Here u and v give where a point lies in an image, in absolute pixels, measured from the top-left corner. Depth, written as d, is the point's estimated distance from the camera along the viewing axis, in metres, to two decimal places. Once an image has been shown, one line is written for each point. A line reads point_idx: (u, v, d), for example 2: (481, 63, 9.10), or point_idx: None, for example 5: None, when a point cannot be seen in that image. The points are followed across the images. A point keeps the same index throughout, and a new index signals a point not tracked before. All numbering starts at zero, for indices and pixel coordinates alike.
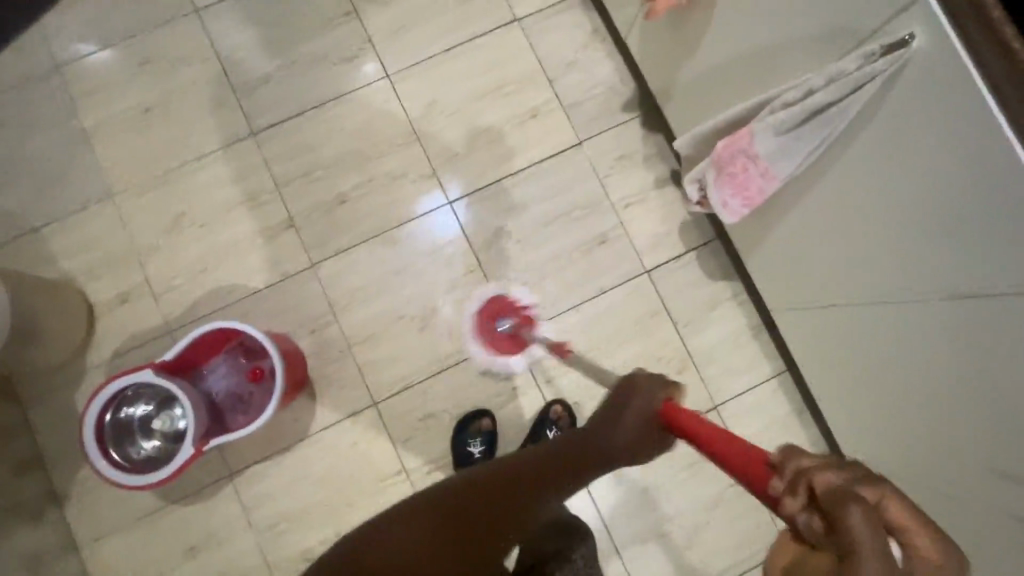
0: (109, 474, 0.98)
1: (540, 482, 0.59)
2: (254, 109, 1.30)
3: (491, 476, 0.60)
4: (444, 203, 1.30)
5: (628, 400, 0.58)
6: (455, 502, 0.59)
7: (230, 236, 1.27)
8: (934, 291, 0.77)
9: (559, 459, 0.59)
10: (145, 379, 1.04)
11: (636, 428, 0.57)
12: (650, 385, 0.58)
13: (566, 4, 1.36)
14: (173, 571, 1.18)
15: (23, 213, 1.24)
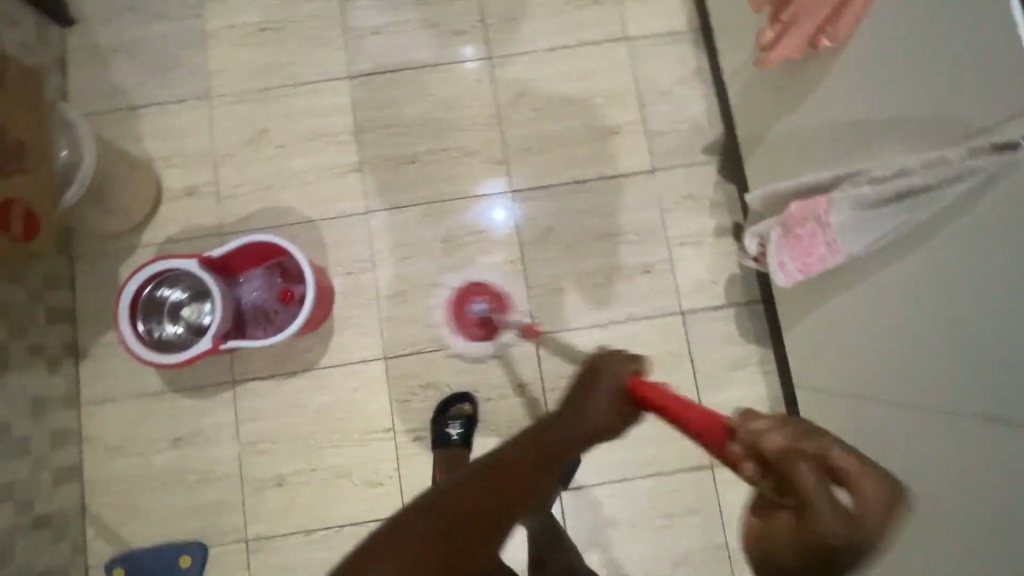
0: (132, 344, 1.03)
1: (517, 491, 0.53)
2: (358, 54, 1.36)
3: (479, 490, 0.52)
4: (502, 190, 1.32)
5: (598, 380, 0.59)
6: (432, 535, 0.51)
7: (301, 163, 1.32)
8: (972, 410, 0.73)
9: (533, 457, 0.55)
10: (189, 268, 1.10)
11: (609, 404, 0.59)
12: (618, 360, 0.61)
13: (676, 36, 1.37)
14: (156, 454, 1.22)
15: (127, 89, 1.33)
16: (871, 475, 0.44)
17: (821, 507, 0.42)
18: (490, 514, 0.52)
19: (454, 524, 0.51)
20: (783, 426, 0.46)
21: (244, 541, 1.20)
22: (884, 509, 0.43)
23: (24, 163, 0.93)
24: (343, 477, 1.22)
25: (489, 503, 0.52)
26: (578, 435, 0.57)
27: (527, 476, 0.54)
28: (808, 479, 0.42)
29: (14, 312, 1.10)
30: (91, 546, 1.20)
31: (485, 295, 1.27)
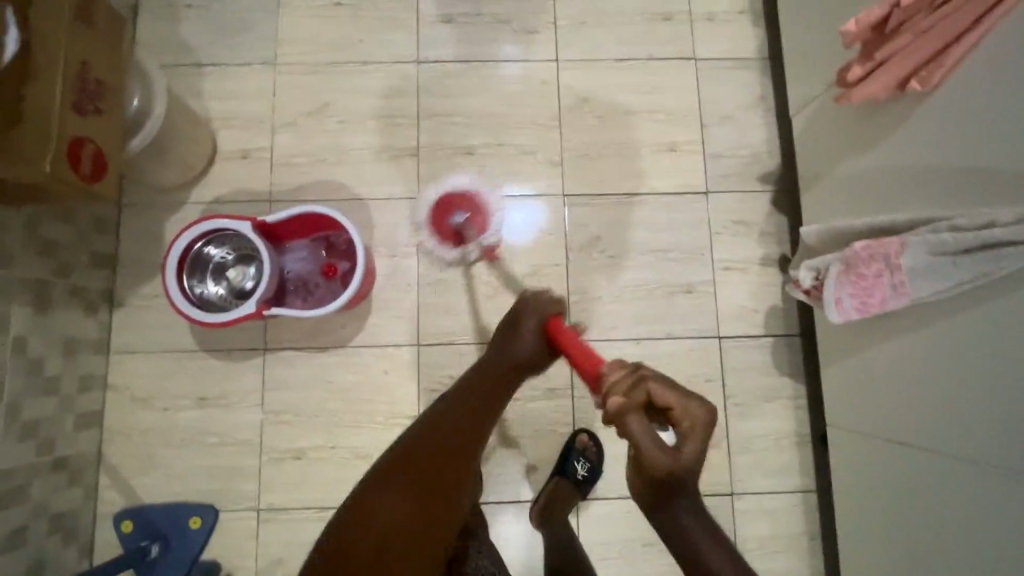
0: (177, 298, 1.03)
1: (468, 424, 0.66)
2: (427, 40, 1.36)
3: (432, 435, 0.64)
4: (523, 194, 1.32)
5: (521, 320, 0.77)
6: (417, 455, 0.62)
7: (358, 141, 1.32)
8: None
9: (467, 399, 0.69)
10: (242, 229, 1.10)
11: (532, 336, 0.76)
12: (536, 305, 0.79)
13: (745, 62, 1.37)
14: (178, 411, 1.22)
15: (195, 45, 1.33)
16: (688, 405, 0.57)
17: (646, 442, 0.55)
18: (459, 428, 0.66)
19: (430, 439, 0.64)
20: (629, 381, 0.60)
21: (255, 510, 1.19)
22: (698, 437, 0.56)
23: (102, 104, 0.93)
24: (362, 459, 1.21)
25: (453, 420, 0.66)
26: (509, 364, 0.74)
27: (473, 398, 0.70)
28: (633, 421, 0.56)
29: (61, 251, 1.10)
30: (102, 495, 1.19)
31: (466, 207, 1.20)
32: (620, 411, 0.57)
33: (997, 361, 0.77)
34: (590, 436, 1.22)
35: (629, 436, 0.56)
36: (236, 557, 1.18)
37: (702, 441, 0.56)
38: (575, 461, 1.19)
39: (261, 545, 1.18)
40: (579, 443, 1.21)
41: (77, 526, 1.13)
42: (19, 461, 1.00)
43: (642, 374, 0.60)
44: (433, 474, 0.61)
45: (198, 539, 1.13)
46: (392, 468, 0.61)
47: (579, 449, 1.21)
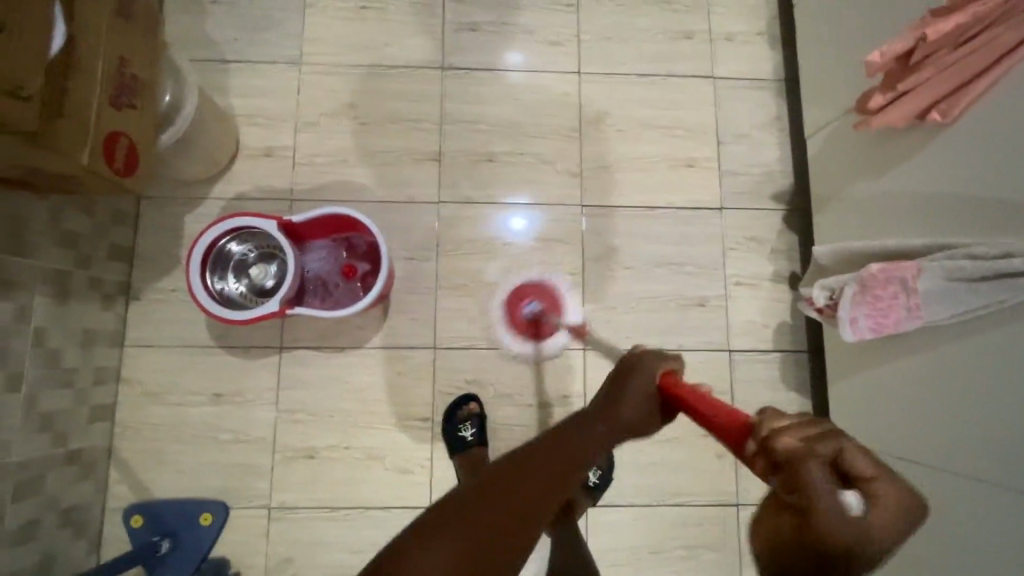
0: (201, 294, 1.03)
1: (559, 474, 0.52)
2: (452, 47, 1.38)
3: (517, 474, 0.51)
4: (523, 203, 1.33)
5: (626, 377, 0.61)
6: (484, 499, 0.49)
7: (380, 143, 1.33)
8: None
9: (560, 446, 0.54)
10: (267, 228, 1.11)
11: (643, 396, 0.59)
12: (652, 358, 0.62)
13: (762, 83, 1.41)
14: (191, 407, 1.21)
15: (221, 42, 1.34)
16: (890, 483, 0.38)
17: (825, 502, 0.37)
18: (539, 482, 0.51)
19: (501, 487, 0.50)
20: (805, 426, 0.42)
21: (266, 508, 1.19)
22: (898, 525, 0.38)
23: (138, 100, 0.94)
24: (375, 460, 1.22)
25: (535, 475, 0.51)
26: (614, 423, 0.57)
27: (568, 455, 0.54)
28: (812, 467, 0.38)
29: (82, 243, 1.10)
30: (112, 489, 1.18)
31: (541, 293, 1.30)
32: (792, 458, 0.40)
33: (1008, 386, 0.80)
34: None
35: (802, 486, 0.38)
36: (245, 555, 1.18)
37: (896, 533, 0.38)
38: None
39: (271, 544, 1.18)
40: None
41: (86, 520, 1.13)
42: (34, 453, 1.00)
43: (822, 425, 0.42)
44: (495, 534, 0.48)
45: (209, 535, 1.14)
46: (453, 513, 0.49)
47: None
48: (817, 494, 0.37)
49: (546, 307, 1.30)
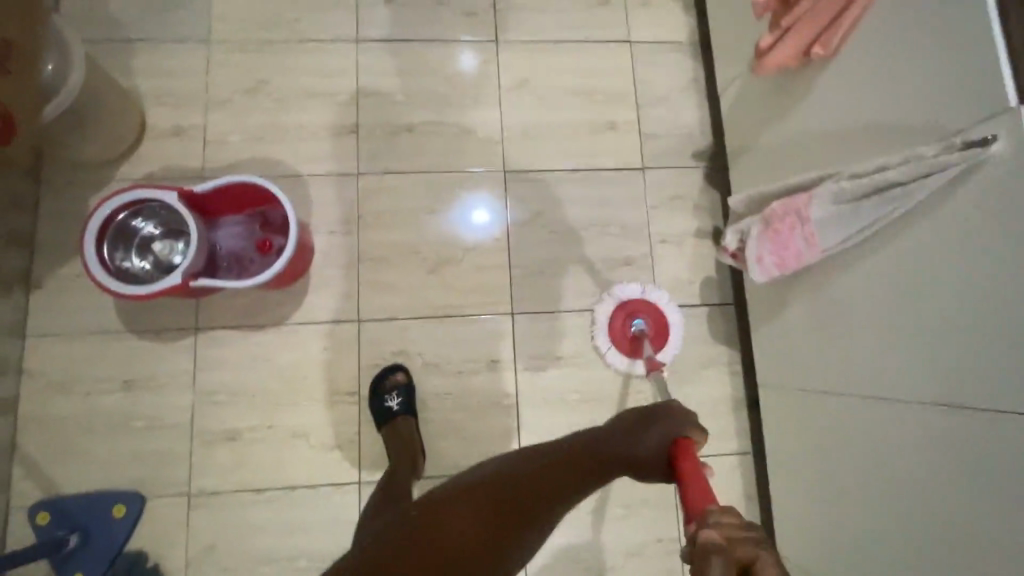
0: (94, 269, 0.98)
1: (570, 487, 0.66)
2: (366, 21, 1.37)
3: (536, 474, 0.66)
4: (439, 173, 1.32)
5: (652, 420, 0.72)
6: (500, 487, 0.64)
7: (295, 118, 1.31)
8: (931, 395, 0.80)
9: (584, 466, 0.68)
10: (168, 201, 1.07)
11: (659, 441, 0.70)
12: (679, 410, 0.73)
13: (678, 46, 1.43)
14: (103, 396, 1.16)
15: (122, 22, 1.30)
16: None
17: None
18: (552, 487, 0.65)
19: (514, 486, 0.65)
20: (737, 527, 0.50)
21: (187, 495, 1.14)
22: None
23: (7, 66, 0.90)
24: (301, 438, 1.18)
25: (544, 477, 0.66)
26: (630, 456, 0.69)
27: (567, 481, 0.67)
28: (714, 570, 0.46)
29: None
30: (17, 486, 1.11)
31: (647, 314, 1.27)
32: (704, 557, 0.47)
33: (907, 296, 0.82)
34: None
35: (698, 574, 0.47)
36: (163, 546, 1.12)
37: None
38: None
39: (192, 532, 1.13)
40: None
41: None
42: None
43: (762, 536, 0.49)
44: (502, 518, 0.62)
45: (122, 528, 1.09)
46: (475, 487, 0.65)
47: None
48: None
49: (652, 332, 1.26)
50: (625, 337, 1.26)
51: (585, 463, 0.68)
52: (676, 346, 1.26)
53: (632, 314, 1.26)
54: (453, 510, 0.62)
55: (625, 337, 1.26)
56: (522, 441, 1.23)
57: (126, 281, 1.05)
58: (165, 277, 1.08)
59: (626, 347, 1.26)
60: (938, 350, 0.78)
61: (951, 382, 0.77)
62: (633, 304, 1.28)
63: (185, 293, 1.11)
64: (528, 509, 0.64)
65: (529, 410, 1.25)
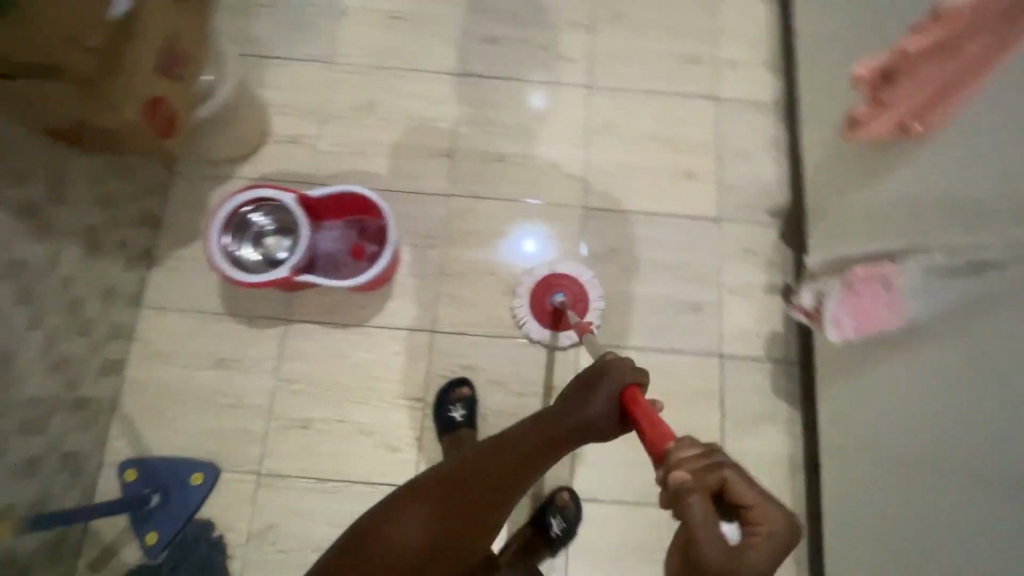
0: (218, 260, 1.11)
1: (532, 456, 0.77)
2: (473, 57, 1.49)
3: (499, 452, 0.77)
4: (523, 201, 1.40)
5: (598, 385, 0.79)
6: (451, 483, 0.74)
7: (398, 138, 1.42)
8: (987, 484, 0.76)
9: (542, 437, 0.77)
10: (286, 202, 1.18)
11: (606, 399, 0.77)
12: (618, 366, 0.80)
13: (762, 105, 1.48)
14: (196, 369, 1.26)
15: (262, 40, 1.46)
16: (775, 514, 0.60)
17: (699, 523, 0.56)
18: (516, 460, 0.76)
19: (470, 477, 0.74)
20: (700, 457, 0.61)
21: (255, 473, 1.22)
22: (778, 547, 0.59)
23: (179, 71, 1.03)
24: (367, 435, 1.25)
25: (503, 456, 0.76)
26: (582, 423, 0.77)
27: (526, 450, 0.77)
28: (697, 508, 0.56)
29: (113, 204, 1.18)
30: (111, 442, 1.22)
31: (564, 287, 1.31)
32: (687, 500, 0.56)
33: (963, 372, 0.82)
34: (570, 494, 1.22)
35: (682, 512, 0.56)
36: (229, 519, 1.19)
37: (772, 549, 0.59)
38: (551, 517, 1.19)
39: (257, 510, 1.20)
40: (559, 499, 1.21)
41: (84, 468, 1.16)
42: (44, 391, 1.05)
43: (718, 457, 0.61)
44: (461, 503, 0.72)
45: (196, 494, 1.18)
46: (424, 488, 0.73)
47: (557, 506, 1.20)
48: (692, 518, 0.56)
49: (573, 300, 1.30)
50: (549, 313, 1.30)
51: (537, 433, 0.77)
52: (596, 308, 1.31)
53: (549, 288, 1.30)
54: (406, 513, 0.71)
55: (546, 312, 1.30)
56: (573, 469, 1.25)
57: (239, 269, 1.17)
58: (273, 270, 1.19)
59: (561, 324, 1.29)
60: (998, 436, 0.75)
61: (1005, 472, 0.73)
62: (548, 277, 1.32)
63: (286, 285, 1.22)
64: (491, 484, 0.75)
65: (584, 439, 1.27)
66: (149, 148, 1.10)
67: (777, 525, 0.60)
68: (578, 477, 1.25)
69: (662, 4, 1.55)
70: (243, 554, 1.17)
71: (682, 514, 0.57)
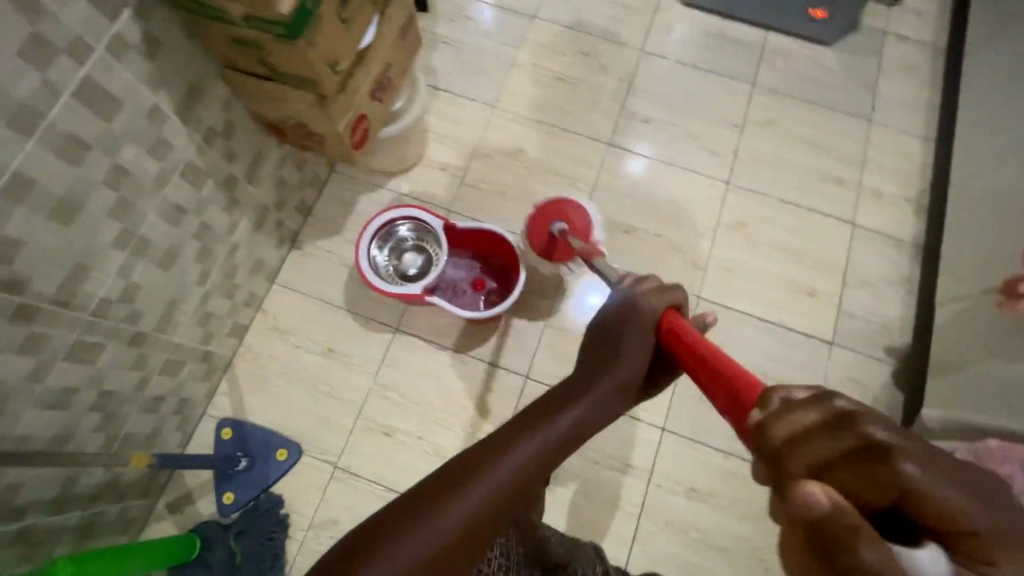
0: (364, 266, 1.23)
1: (568, 433, 0.62)
2: (623, 131, 1.57)
3: (524, 442, 0.60)
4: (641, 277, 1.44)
5: (629, 328, 0.68)
6: (472, 468, 0.57)
7: (537, 188, 1.51)
8: None
9: (578, 408, 0.64)
10: (433, 224, 1.29)
11: (643, 346, 0.68)
12: (646, 299, 0.70)
13: (900, 242, 1.47)
14: (307, 352, 1.36)
15: (438, 73, 1.60)
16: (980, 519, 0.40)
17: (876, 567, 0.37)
18: (547, 445, 0.61)
19: (495, 458, 0.58)
20: (839, 444, 0.43)
21: (332, 465, 1.28)
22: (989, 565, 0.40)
23: (385, 96, 1.15)
24: (441, 459, 1.28)
25: (529, 447, 0.60)
26: (620, 377, 0.67)
27: (561, 431, 0.62)
28: (867, 550, 0.38)
29: (284, 189, 1.31)
30: (217, 397, 1.32)
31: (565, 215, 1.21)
32: (845, 542, 0.38)
33: None
34: None
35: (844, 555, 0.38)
36: (299, 501, 1.25)
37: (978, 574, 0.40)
38: None
39: (326, 500, 1.25)
40: None
41: (191, 416, 1.26)
42: (187, 341, 1.16)
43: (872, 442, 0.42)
44: (492, 493, 0.56)
45: (279, 468, 1.26)
46: (426, 497, 0.55)
47: None
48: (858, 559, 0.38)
49: (570, 222, 1.20)
50: (549, 243, 1.23)
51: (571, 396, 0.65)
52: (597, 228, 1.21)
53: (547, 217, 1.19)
54: (416, 519, 0.53)
55: (544, 243, 1.21)
56: (630, 554, 1.24)
57: (376, 273, 1.28)
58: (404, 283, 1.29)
59: (562, 254, 1.22)
60: None
61: None
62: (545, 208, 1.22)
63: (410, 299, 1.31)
64: (516, 482, 0.58)
65: (647, 526, 1.25)
66: (334, 155, 1.21)
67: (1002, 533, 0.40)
68: (634, 563, 1.23)
69: (817, 120, 1.59)
70: (303, 539, 1.23)
71: (839, 564, 0.38)
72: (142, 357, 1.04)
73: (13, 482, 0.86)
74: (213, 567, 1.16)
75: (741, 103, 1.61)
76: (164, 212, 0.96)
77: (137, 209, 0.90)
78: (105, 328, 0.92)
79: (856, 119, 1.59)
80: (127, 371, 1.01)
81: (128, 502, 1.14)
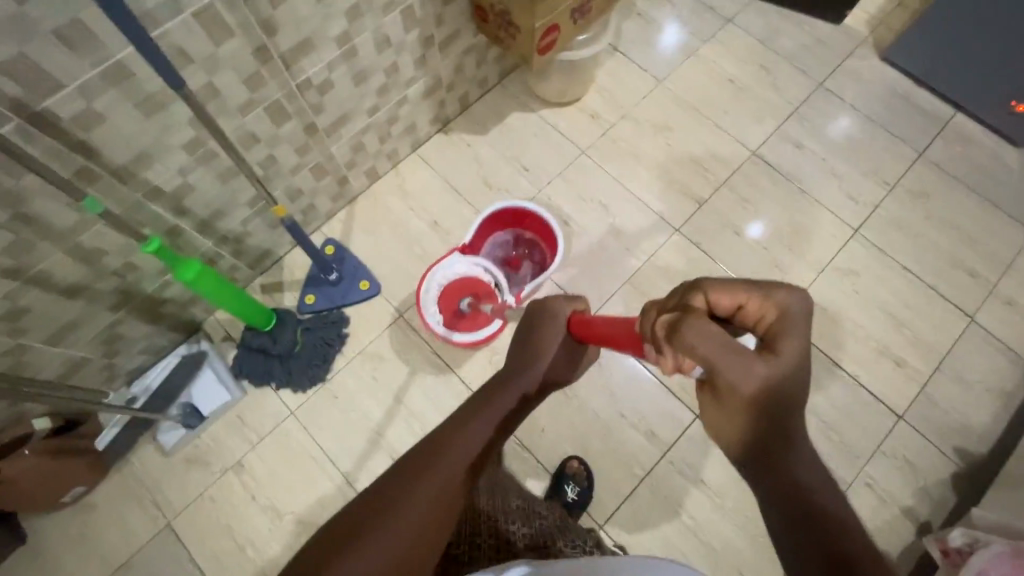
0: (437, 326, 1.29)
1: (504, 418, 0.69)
2: (771, 147, 1.59)
3: (462, 438, 0.65)
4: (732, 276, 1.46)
5: (541, 319, 0.80)
6: (406, 477, 0.62)
7: (670, 165, 1.58)
8: None
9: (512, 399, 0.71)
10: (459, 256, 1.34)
11: (555, 331, 0.79)
12: (554, 302, 0.81)
13: (1015, 356, 1.37)
14: (417, 215, 1.51)
15: (622, 37, 1.72)
16: (764, 301, 0.58)
17: (713, 338, 0.52)
18: (487, 436, 0.67)
19: (426, 469, 0.62)
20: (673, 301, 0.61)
21: (397, 313, 1.42)
22: (788, 317, 0.57)
23: (581, 19, 1.28)
24: (488, 350, 1.39)
25: (468, 438, 0.65)
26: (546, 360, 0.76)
27: (495, 420, 0.68)
28: (701, 326, 0.53)
29: (460, 74, 1.48)
30: (331, 221, 1.50)
31: (466, 289, 1.35)
32: (686, 328, 0.54)
33: None
34: (580, 463, 1.28)
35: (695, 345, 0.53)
36: (360, 329, 1.40)
37: (782, 334, 0.57)
38: (565, 485, 1.25)
39: (381, 338, 1.40)
40: (570, 468, 1.27)
41: (309, 223, 1.45)
42: (337, 156, 1.34)
43: (685, 288, 0.62)
44: (443, 488, 0.61)
45: (359, 295, 1.41)
46: (375, 508, 0.59)
47: (570, 474, 1.26)
48: (700, 340, 0.53)
49: (477, 295, 1.35)
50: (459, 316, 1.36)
51: (495, 391, 0.71)
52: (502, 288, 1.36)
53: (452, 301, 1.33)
54: (370, 527, 0.57)
55: (467, 324, 1.34)
56: (620, 508, 1.26)
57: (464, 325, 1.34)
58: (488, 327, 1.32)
59: (470, 324, 1.33)
60: None
61: None
62: (443, 296, 1.35)
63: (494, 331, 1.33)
64: (461, 472, 0.63)
65: (645, 494, 1.27)
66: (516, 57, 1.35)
67: (788, 305, 0.57)
68: (618, 518, 1.26)
69: (974, 211, 1.52)
70: (350, 359, 1.38)
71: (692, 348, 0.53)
72: (306, 146, 1.22)
73: (190, 183, 1.06)
74: (276, 343, 1.30)
75: (900, 166, 1.57)
76: (376, 36, 1.14)
77: (361, 19, 1.08)
78: (298, 103, 1.11)
79: (1017, 225, 1.50)
80: (292, 151, 1.20)
81: (240, 263, 1.34)
